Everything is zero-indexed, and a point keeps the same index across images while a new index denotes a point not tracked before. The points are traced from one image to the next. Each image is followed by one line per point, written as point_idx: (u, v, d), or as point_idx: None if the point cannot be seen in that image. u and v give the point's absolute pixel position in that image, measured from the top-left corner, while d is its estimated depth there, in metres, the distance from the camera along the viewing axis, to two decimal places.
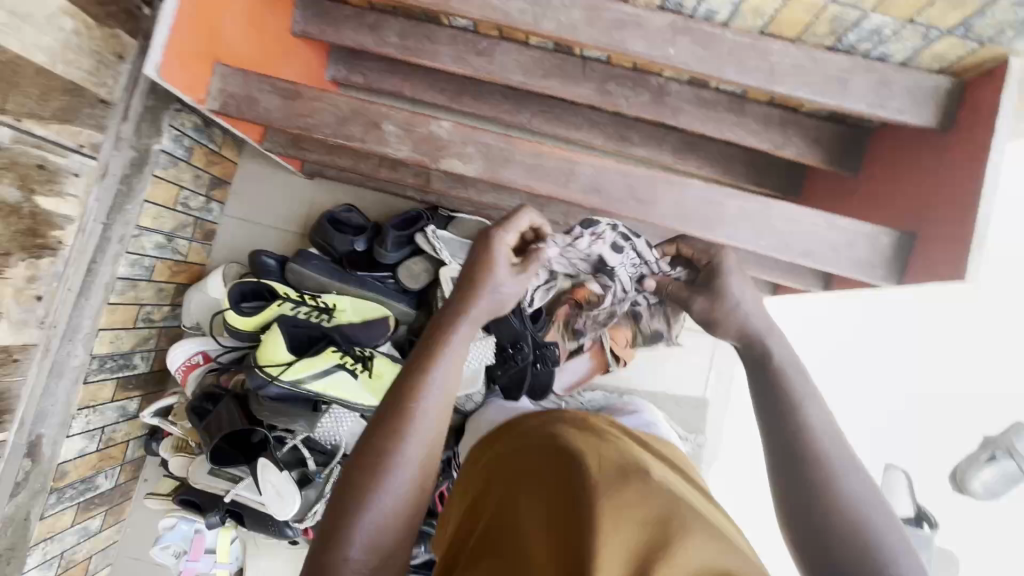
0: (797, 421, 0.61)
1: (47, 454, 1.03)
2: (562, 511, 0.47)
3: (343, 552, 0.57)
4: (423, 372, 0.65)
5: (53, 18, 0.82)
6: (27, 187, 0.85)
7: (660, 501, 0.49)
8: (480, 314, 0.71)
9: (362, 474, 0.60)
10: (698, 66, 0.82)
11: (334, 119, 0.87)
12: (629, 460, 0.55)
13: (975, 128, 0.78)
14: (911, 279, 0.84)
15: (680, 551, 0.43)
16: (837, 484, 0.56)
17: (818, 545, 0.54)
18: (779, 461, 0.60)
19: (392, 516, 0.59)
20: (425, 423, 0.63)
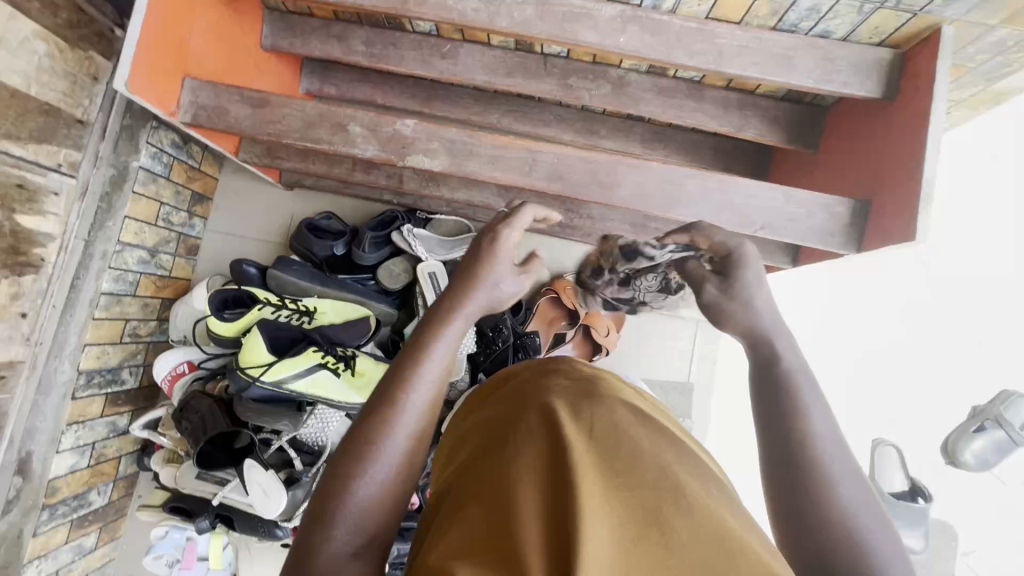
0: (795, 399, 0.52)
1: (38, 471, 1.04)
2: (551, 487, 0.42)
3: (329, 535, 0.50)
4: (417, 357, 0.58)
5: (26, 42, 0.86)
6: (8, 207, 0.88)
7: (654, 462, 0.44)
8: (476, 307, 0.63)
9: (348, 455, 0.53)
10: (649, 53, 0.86)
11: (302, 123, 0.90)
12: (623, 415, 0.49)
13: (917, 95, 0.81)
14: (869, 244, 0.87)
15: (675, 525, 0.40)
16: (835, 477, 0.48)
17: (806, 541, 0.46)
18: (773, 446, 0.51)
19: (382, 502, 0.52)
20: (412, 417, 0.55)
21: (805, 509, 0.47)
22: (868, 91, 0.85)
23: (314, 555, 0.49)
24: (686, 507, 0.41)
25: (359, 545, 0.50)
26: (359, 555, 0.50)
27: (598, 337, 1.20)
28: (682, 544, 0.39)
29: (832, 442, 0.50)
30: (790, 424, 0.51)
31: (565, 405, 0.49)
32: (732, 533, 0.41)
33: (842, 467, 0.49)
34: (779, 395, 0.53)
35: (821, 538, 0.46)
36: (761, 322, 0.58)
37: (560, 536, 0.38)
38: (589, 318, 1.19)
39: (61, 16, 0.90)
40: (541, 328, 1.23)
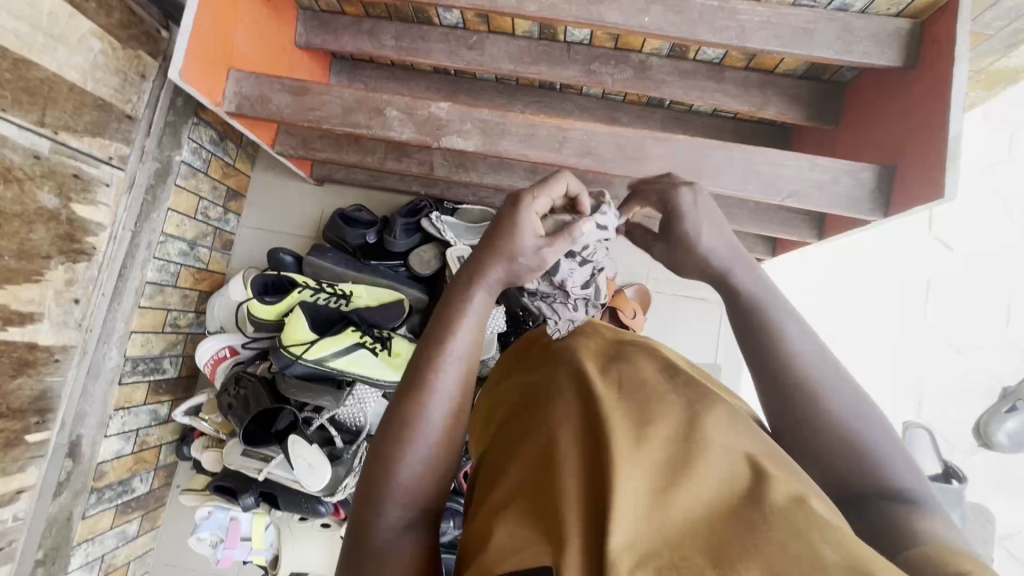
0: (767, 323, 0.55)
1: (87, 454, 1.08)
2: (585, 447, 0.43)
3: (380, 511, 0.52)
4: (442, 334, 0.56)
5: (83, 39, 0.91)
6: (65, 195, 0.93)
7: (682, 412, 0.45)
8: (497, 279, 0.58)
9: (388, 437, 0.54)
10: (673, 31, 0.89)
11: (340, 109, 0.94)
12: (652, 370, 0.50)
13: (937, 61, 0.84)
14: (895, 208, 0.89)
15: (703, 472, 0.39)
16: (825, 389, 0.51)
17: (832, 478, 0.47)
18: (764, 373, 0.53)
19: (427, 480, 0.53)
20: (444, 397, 0.54)
21: (801, 428, 0.50)
22: (887, 60, 0.88)
23: (370, 531, 0.51)
24: (715, 455, 0.41)
25: (412, 518, 0.52)
26: (412, 525, 0.51)
27: (626, 319, 1.22)
28: (711, 491, 0.38)
29: (813, 359, 0.53)
30: (775, 355, 0.53)
31: (594, 368, 0.51)
32: (765, 472, 0.39)
33: (834, 378, 0.51)
34: (755, 322, 0.56)
35: (832, 462, 0.48)
36: (714, 262, 0.60)
37: (594, 494, 0.40)
38: (616, 301, 1.23)
39: (114, 16, 0.96)
40: None
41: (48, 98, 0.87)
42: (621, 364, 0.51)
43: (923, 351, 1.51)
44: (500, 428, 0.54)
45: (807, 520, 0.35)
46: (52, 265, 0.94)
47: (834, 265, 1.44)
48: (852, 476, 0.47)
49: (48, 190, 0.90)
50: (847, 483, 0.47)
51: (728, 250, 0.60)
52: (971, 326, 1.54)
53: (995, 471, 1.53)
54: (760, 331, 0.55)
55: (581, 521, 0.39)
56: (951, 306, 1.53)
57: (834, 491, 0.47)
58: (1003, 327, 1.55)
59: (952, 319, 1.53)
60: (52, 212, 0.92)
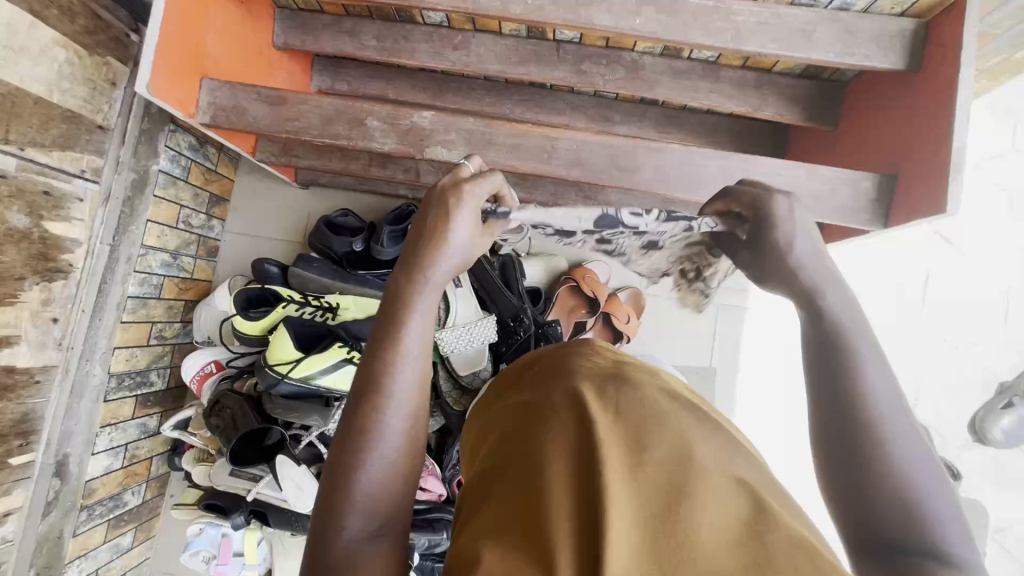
0: (846, 354, 0.52)
1: (74, 473, 1.07)
2: (579, 471, 0.41)
3: (343, 523, 0.50)
4: (395, 332, 0.57)
5: (46, 49, 0.86)
6: (35, 213, 0.90)
7: (680, 433, 0.44)
8: (440, 277, 0.60)
9: (350, 444, 0.53)
10: (665, 34, 0.85)
11: (319, 119, 0.90)
12: (652, 390, 0.49)
13: (941, 66, 0.80)
14: (895, 219, 0.86)
15: (703, 501, 0.39)
16: (891, 435, 0.48)
17: (864, 519, 0.46)
18: (831, 408, 0.51)
19: (392, 485, 0.53)
20: (403, 393, 0.55)
21: (860, 470, 0.48)
22: (890, 63, 0.83)
23: (332, 545, 0.50)
24: (714, 482, 0.40)
25: (376, 527, 0.51)
26: (375, 536, 0.50)
27: (619, 325, 1.20)
28: (711, 521, 0.38)
29: (887, 400, 0.50)
30: (843, 383, 0.51)
31: (591, 384, 0.49)
32: (765, 505, 0.40)
33: (900, 422, 0.49)
34: (836, 350, 0.53)
35: (870, 502, 0.47)
36: (802, 276, 0.57)
37: (586, 521, 0.39)
38: (610, 306, 1.21)
39: (78, 22, 0.91)
40: (563, 317, 1.22)
41: (11, 114, 0.83)
42: (617, 379, 0.49)
43: (920, 347, 1.49)
44: (492, 449, 0.51)
45: (808, 561, 0.35)
46: (26, 286, 0.91)
47: (854, 258, 1.45)
48: (893, 529, 0.45)
49: (17, 210, 0.87)
50: (888, 532, 0.45)
51: (819, 268, 0.57)
52: (968, 322, 1.51)
53: (991, 467, 1.53)
54: (835, 364, 0.52)
55: (573, 540, 0.38)
56: (949, 302, 1.50)
57: (871, 539, 0.45)
58: (1002, 324, 1.51)
59: (950, 315, 1.50)
60: (23, 231, 0.88)
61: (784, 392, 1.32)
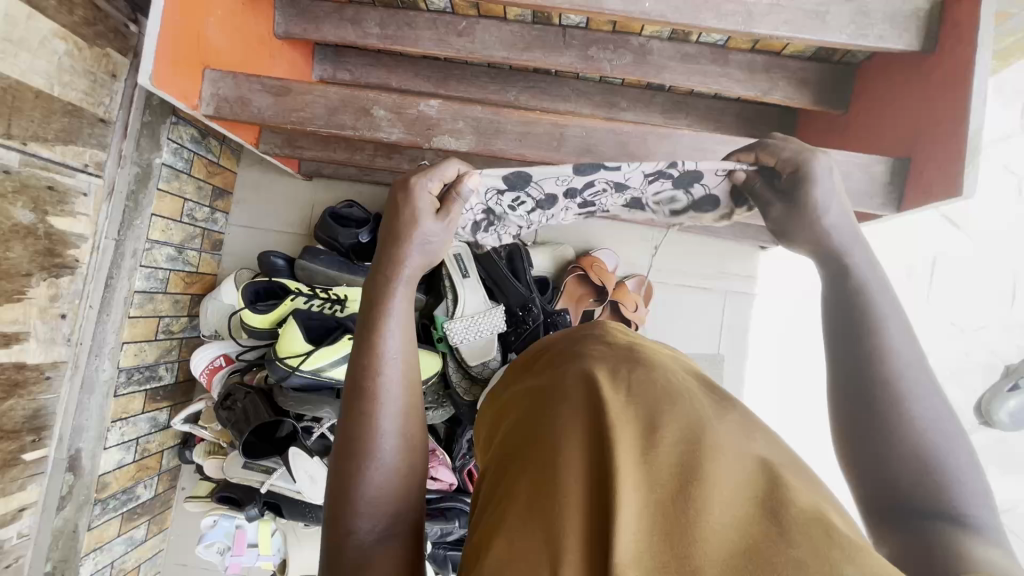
0: (871, 321, 0.52)
1: (87, 468, 1.07)
2: (590, 450, 0.42)
3: (350, 528, 0.51)
4: (371, 336, 0.57)
5: (46, 41, 0.85)
6: (40, 209, 0.89)
7: (692, 413, 0.44)
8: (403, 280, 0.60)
9: (346, 449, 0.54)
10: (675, 17, 0.83)
11: (324, 110, 0.89)
12: (666, 374, 0.49)
13: (956, 47, 0.79)
14: (908, 204, 0.85)
15: (718, 481, 0.39)
16: (914, 397, 0.48)
17: (883, 484, 0.46)
18: (851, 373, 0.51)
19: (395, 485, 0.53)
20: (391, 397, 0.55)
21: (879, 433, 0.48)
22: (905, 45, 0.82)
23: (343, 548, 0.50)
24: (728, 461, 0.40)
25: (385, 528, 0.51)
26: (385, 537, 0.51)
27: (626, 312, 1.20)
28: (727, 501, 0.38)
29: (909, 365, 0.49)
30: (864, 347, 0.51)
31: (603, 369, 0.49)
32: (781, 481, 0.39)
33: (925, 388, 0.48)
34: (857, 314, 0.53)
35: (891, 463, 0.46)
36: (834, 238, 0.58)
37: (599, 500, 0.39)
38: (617, 293, 1.21)
39: (77, 13, 0.89)
40: (571, 306, 1.22)
41: (13, 108, 0.82)
42: (631, 363, 0.49)
43: (925, 330, 1.49)
44: (503, 438, 0.51)
45: (824, 535, 0.35)
46: (33, 283, 0.90)
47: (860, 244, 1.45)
48: (912, 493, 0.45)
49: (22, 206, 0.86)
50: (907, 495, 0.45)
51: (850, 232, 0.58)
52: (975, 305, 1.51)
53: (995, 448, 1.54)
54: (859, 334, 0.52)
55: (585, 522, 0.38)
56: (955, 285, 1.50)
57: (891, 503, 0.45)
58: (1009, 306, 1.51)
59: (958, 299, 1.50)
60: (28, 227, 0.88)
61: (787, 375, 1.33)
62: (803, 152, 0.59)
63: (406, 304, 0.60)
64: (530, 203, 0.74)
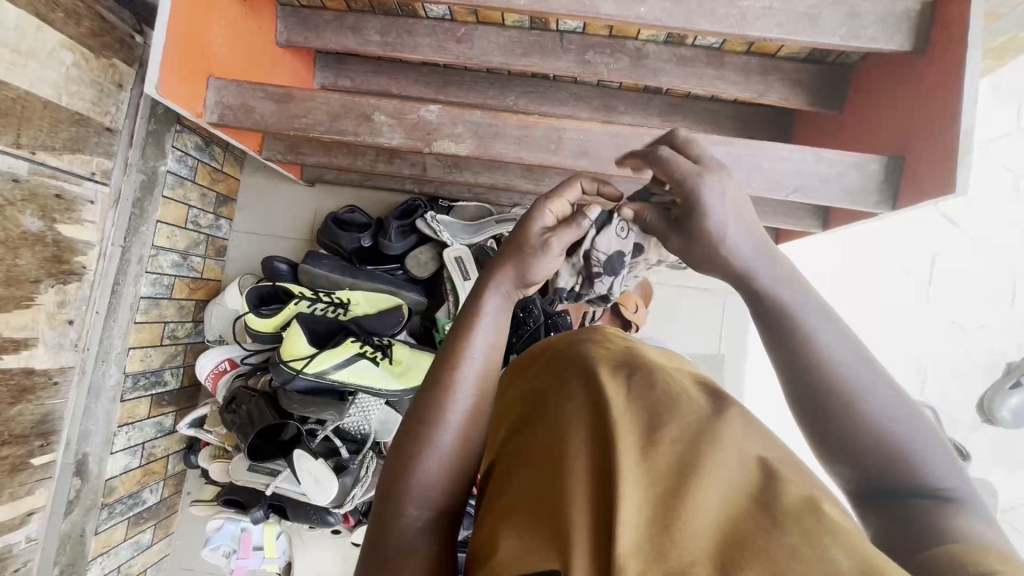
0: (802, 331, 0.51)
1: (94, 472, 1.08)
2: (594, 450, 0.43)
3: (401, 512, 0.52)
4: (462, 335, 0.59)
5: (54, 52, 0.87)
6: (49, 217, 0.91)
7: (691, 415, 0.45)
8: (508, 286, 0.61)
9: (408, 435, 0.55)
10: (670, 22, 0.84)
11: (327, 116, 0.91)
12: (666, 377, 0.50)
13: (947, 48, 0.80)
14: (902, 203, 0.87)
15: (712, 477, 0.39)
16: (865, 395, 0.48)
17: (865, 482, 0.47)
18: (796, 385, 0.51)
19: (449, 478, 0.53)
20: (466, 394, 0.56)
21: (841, 438, 0.48)
22: (897, 45, 0.83)
23: (390, 532, 0.52)
24: (724, 459, 0.41)
25: (431, 518, 0.52)
26: (430, 528, 0.52)
27: (627, 313, 1.21)
28: (718, 495, 0.38)
29: (858, 365, 0.49)
30: (808, 358, 0.50)
31: (602, 371, 0.50)
32: (777, 475, 0.40)
33: (872, 386, 0.48)
34: (790, 332, 0.51)
35: (870, 464, 0.47)
36: (739, 262, 0.53)
37: (601, 497, 0.40)
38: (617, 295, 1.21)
39: (84, 25, 0.91)
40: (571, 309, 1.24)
41: (22, 118, 0.83)
42: (631, 367, 0.51)
43: (926, 329, 1.49)
44: (512, 440, 0.52)
45: (816, 521, 0.35)
46: (42, 289, 0.92)
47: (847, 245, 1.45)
48: (895, 484, 0.46)
49: (31, 214, 0.87)
50: (883, 480, 0.47)
51: (757, 253, 0.53)
52: (974, 302, 1.51)
53: (998, 446, 1.54)
54: (798, 346, 0.51)
55: (588, 519, 0.39)
56: (954, 283, 1.50)
57: (869, 488, 0.47)
58: (1008, 304, 1.52)
59: (956, 296, 1.50)
60: (36, 235, 0.89)
61: None
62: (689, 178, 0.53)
63: (503, 314, 0.61)
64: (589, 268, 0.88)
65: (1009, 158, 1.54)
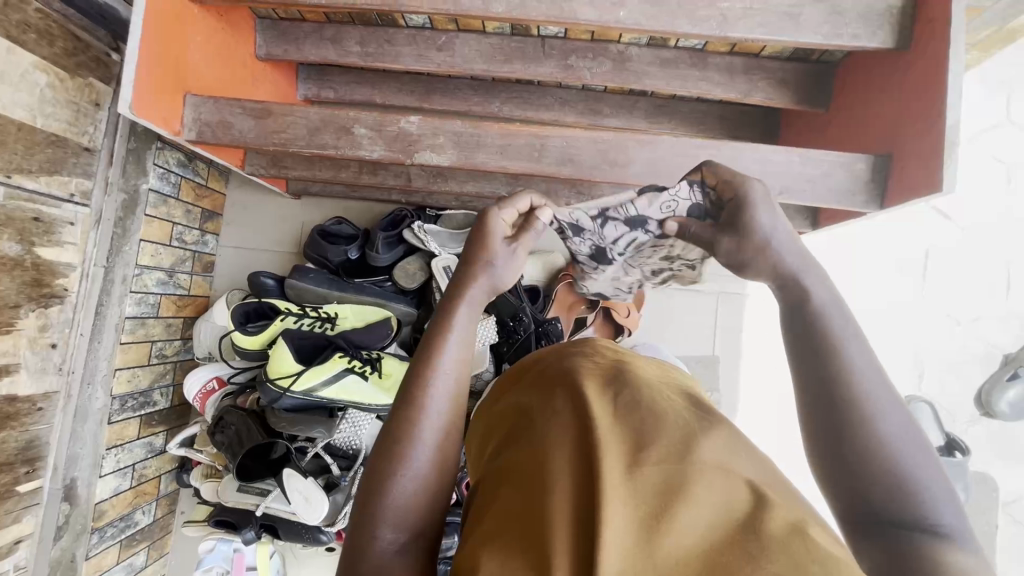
0: (828, 339, 0.53)
1: (83, 496, 1.07)
2: (579, 465, 0.41)
3: (374, 534, 0.50)
4: (433, 347, 0.58)
5: (27, 74, 0.85)
6: (27, 240, 0.89)
7: (681, 432, 0.44)
8: (479, 297, 0.63)
9: (382, 453, 0.54)
10: (650, 24, 0.83)
11: (306, 130, 0.90)
12: (654, 392, 0.48)
13: (931, 43, 0.79)
14: (891, 202, 0.85)
15: (702, 500, 0.38)
16: (875, 410, 0.49)
17: (854, 495, 0.46)
18: (810, 392, 0.52)
19: (423, 496, 0.52)
20: (437, 407, 0.55)
21: (846, 449, 0.48)
22: (880, 42, 0.82)
23: (363, 557, 0.49)
24: (712, 480, 0.40)
25: (406, 540, 0.50)
26: (405, 551, 0.50)
27: (619, 319, 1.18)
28: (706, 519, 0.37)
29: (871, 380, 0.50)
30: (826, 368, 0.51)
31: (592, 383, 0.48)
32: (766, 499, 0.39)
33: (885, 401, 0.49)
34: (814, 339, 0.53)
35: (862, 478, 0.46)
36: (788, 260, 0.58)
37: (584, 517, 0.38)
38: (608, 300, 1.18)
39: (58, 45, 0.90)
40: (563, 314, 1.20)
41: None
42: (619, 382, 0.49)
43: (922, 323, 1.48)
44: (494, 456, 0.50)
45: (805, 551, 0.35)
46: (22, 314, 0.90)
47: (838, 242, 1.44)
48: (883, 502, 0.45)
49: (8, 238, 0.86)
50: (875, 503, 0.45)
51: (800, 255, 0.58)
52: (970, 295, 1.50)
53: (999, 440, 1.52)
54: (821, 354, 0.52)
55: (570, 539, 0.38)
56: (949, 276, 1.49)
57: (858, 511, 0.46)
58: (1003, 295, 1.50)
59: (952, 289, 1.49)
60: (15, 259, 0.88)
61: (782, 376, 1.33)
62: (736, 179, 0.62)
63: (473, 325, 0.61)
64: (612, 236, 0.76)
65: (1001, 149, 1.52)
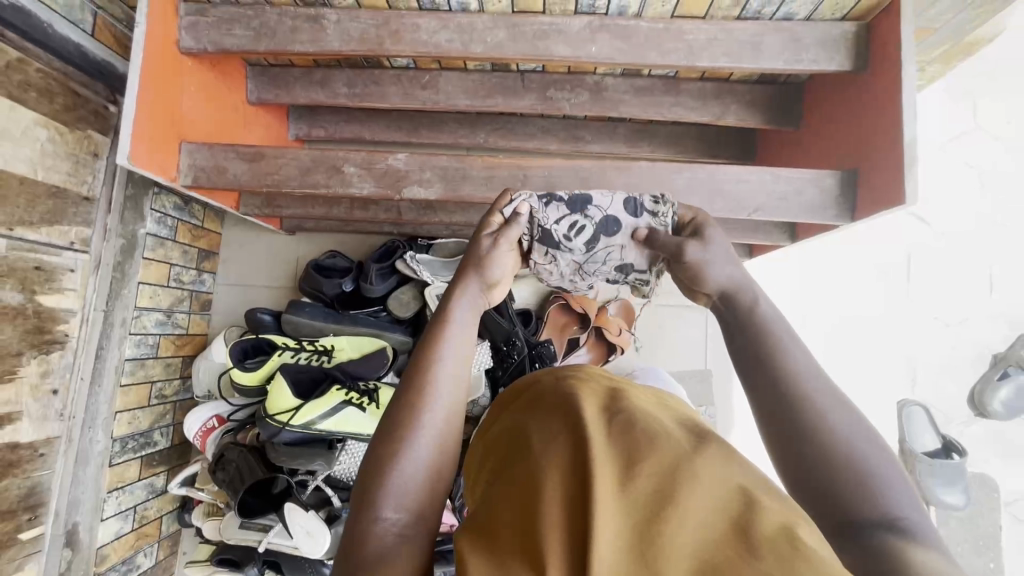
0: (775, 343, 0.57)
1: (85, 541, 1.07)
2: (570, 475, 0.39)
3: (377, 515, 0.50)
4: (436, 339, 0.61)
5: (28, 130, 0.89)
6: (29, 289, 0.92)
7: (671, 439, 0.43)
8: (474, 294, 0.66)
9: (387, 436, 0.55)
10: (622, 58, 0.88)
11: (298, 170, 0.93)
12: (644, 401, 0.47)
13: (886, 63, 0.84)
14: (861, 212, 0.89)
15: (694, 507, 0.38)
16: (826, 410, 0.52)
17: (827, 501, 0.47)
18: (766, 397, 0.54)
19: (422, 485, 0.53)
20: (444, 388, 0.57)
21: (807, 453, 0.50)
22: (838, 65, 0.87)
23: (366, 537, 0.49)
24: (704, 486, 0.39)
25: (408, 523, 0.50)
26: (407, 534, 0.50)
27: (611, 337, 1.20)
28: (698, 526, 0.37)
29: (820, 382, 0.54)
30: (777, 371, 0.55)
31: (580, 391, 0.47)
32: (757, 502, 0.39)
33: (834, 402, 0.52)
34: (763, 346, 0.57)
35: (830, 481, 0.48)
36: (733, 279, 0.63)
37: (577, 530, 0.37)
38: (600, 320, 1.21)
39: (58, 101, 0.94)
40: (555, 336, 1.22)
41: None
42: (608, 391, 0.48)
43: (911, 327, 1.51)
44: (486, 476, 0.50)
45: (794, 553, 0.35)
46: (24, 361, 0.93)
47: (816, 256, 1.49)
48: (851, 505, 0.47)
49: (11, 288, 0.88)
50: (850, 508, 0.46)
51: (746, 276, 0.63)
52: (955, 296, 1.53)
53: (996, 439, 1.53)
54: (766, 357, 0.56)
55: (561, 555, 0.36)
56: (932, 280, 1.52)
57: (833, 516, 0.47)
58: (987, 295, 1.53)
59: (936, 293, 1.52)
60: (16, 308, 0.90)
61: None
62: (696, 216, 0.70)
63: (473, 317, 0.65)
64: (569, 229, 0.73)
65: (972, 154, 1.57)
